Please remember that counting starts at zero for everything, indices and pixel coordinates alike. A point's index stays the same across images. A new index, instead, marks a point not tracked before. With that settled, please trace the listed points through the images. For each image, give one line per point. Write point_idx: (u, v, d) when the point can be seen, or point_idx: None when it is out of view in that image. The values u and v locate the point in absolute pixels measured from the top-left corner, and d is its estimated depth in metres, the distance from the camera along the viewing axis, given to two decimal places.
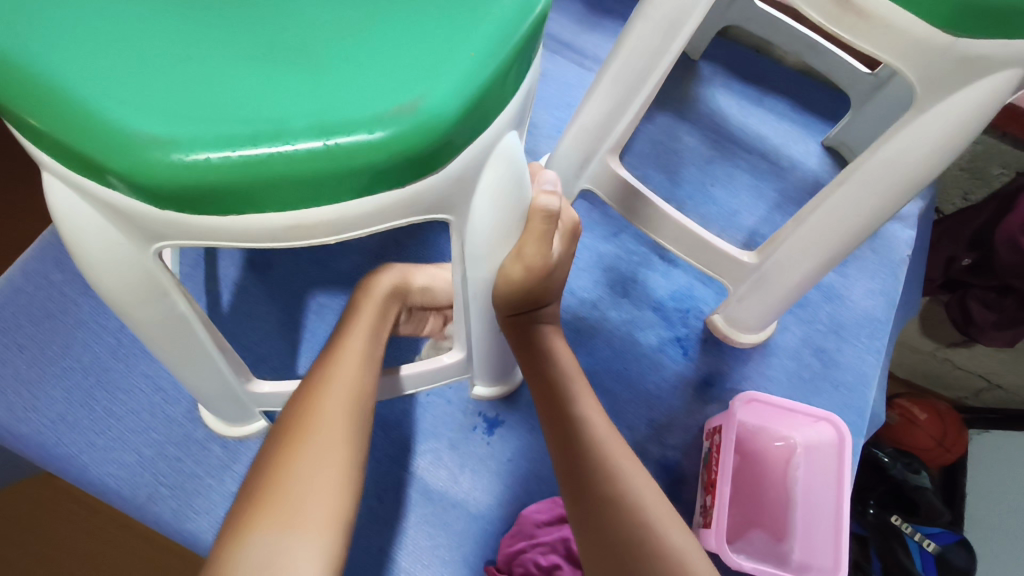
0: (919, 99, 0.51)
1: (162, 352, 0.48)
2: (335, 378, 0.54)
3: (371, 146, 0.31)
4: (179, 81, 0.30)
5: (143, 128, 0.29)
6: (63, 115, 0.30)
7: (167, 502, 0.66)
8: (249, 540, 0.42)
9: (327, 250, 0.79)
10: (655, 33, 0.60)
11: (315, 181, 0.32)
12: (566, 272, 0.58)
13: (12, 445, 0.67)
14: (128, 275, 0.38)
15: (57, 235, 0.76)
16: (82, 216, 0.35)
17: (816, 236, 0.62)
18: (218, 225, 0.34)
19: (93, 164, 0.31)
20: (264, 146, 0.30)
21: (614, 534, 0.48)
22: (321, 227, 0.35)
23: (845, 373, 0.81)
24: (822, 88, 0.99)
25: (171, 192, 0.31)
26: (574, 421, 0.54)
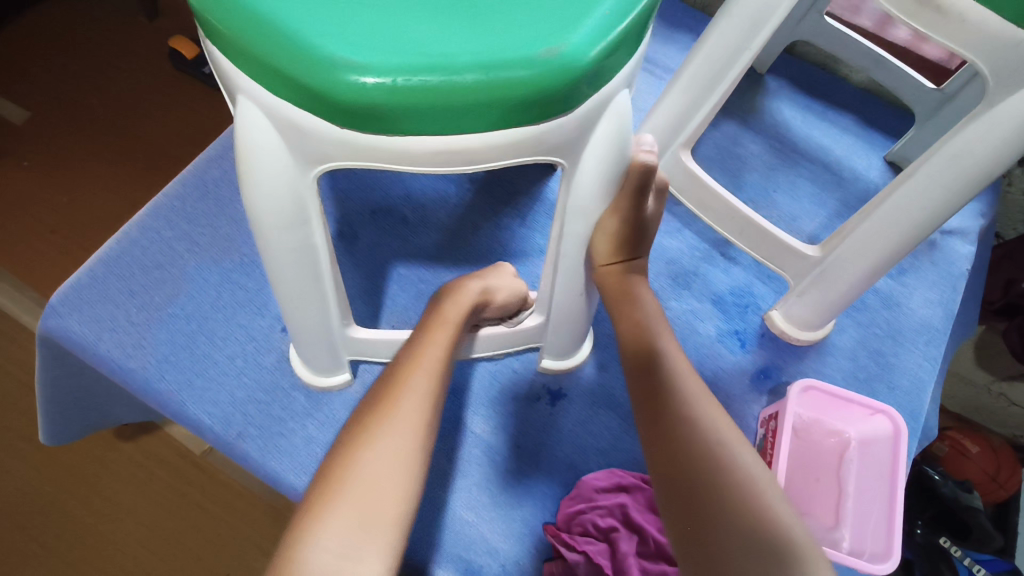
0: (991, 93, 0.55)
1: (284, 285, 0.54)
2: (411, 379, 0.56)
3: (519, 82, 0.39)
4: (373, 21, 0.38)
5: (345, 55, 0.37)
6: (277, 41, 0.37)
7: (254, 441, 0.72)
8: (322, 534, 0.46)
9: (409, 226, 0.86)
10: (738, 30, 0.65)
11: (470, 109, 0.39)
12: (654, 231, 0.65)
13: (121, 378, 0.74)
14: (284, 198, 0.45)
15: (170, 197, 0.84)
16: (263, 137, 0.42)
17: (881, 228, 0.65)
18: (382, 146, 0.42)
19: (294, 83, 0.38)
20: (436, 76, 0.38)
21: (687, 449, 0.52)
22: (465, 153, 0.43)
23: (901, 377, 0.82)
24: (887, 106, 1.02)
25: (355, 109, 0.38)
26: (652, 370, 0.57)
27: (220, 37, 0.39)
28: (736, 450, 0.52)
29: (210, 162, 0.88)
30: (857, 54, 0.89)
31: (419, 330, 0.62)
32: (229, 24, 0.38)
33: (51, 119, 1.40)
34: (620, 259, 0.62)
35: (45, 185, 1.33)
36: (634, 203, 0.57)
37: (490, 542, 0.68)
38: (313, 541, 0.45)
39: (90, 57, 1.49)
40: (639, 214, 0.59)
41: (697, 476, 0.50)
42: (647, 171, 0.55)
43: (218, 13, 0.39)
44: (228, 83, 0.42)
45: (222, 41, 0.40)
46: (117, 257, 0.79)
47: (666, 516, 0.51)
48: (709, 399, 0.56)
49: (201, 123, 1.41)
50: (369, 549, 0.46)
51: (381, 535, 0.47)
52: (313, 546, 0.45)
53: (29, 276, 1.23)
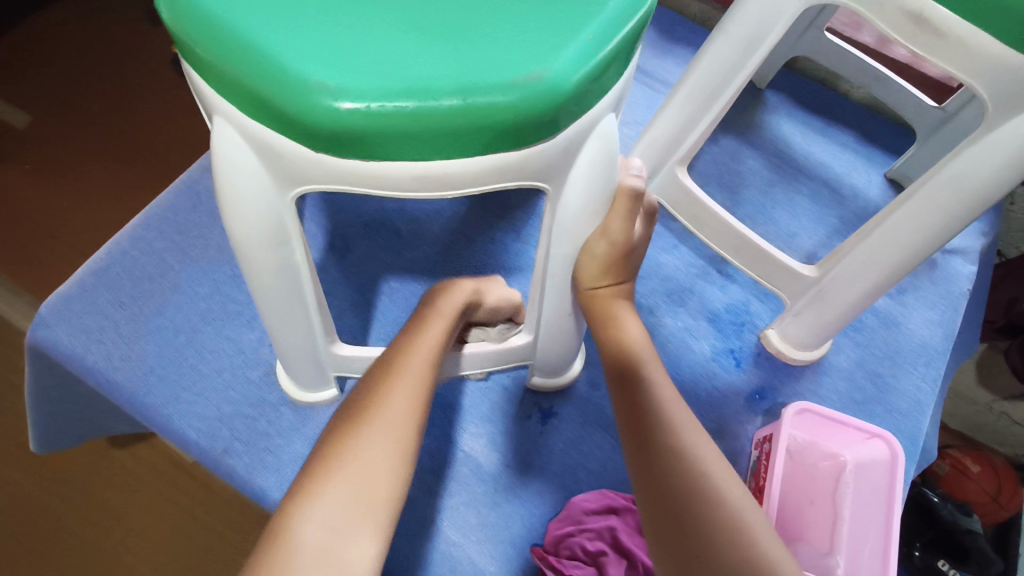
0: (990, 117, 0.54)
1: (266, 303, 0.54)
2: (406, 365, 0.55)
3: (500, 107, 0.38)
4: (352, 44, 0.37)
5: (322, 79, 0.36)
6: (254, 64, 0.37)
7: (240, 457, 0.71)
8: (314, 511, 0.45)
9: (402, 239, 0.85)
10: (733, 49, 0.65)
11: (451, 133, 0.39)
12: (645, 251, 0.64)
13: (107, 391, 0.73)
14: (263, 217, 0.45)
15: (162, 207, 0.84)
16: (241, 157, 0.42)
17: (879, 251, 0.64)
18: (362, 169, 0.41)
19: (270, 107, 0.37)
20: (415, 101, 0.37)
21: (675, 479, 0.50)
22: (446, 177, 0.42)
23: (900, 399, 0.81)
24: (887, 122, 1.01)
25: (332, 134, 0.38)
26: (641, 394, 0.56)
27: (197, 58, 0.39)
28: (723, 479, 0.51)
29: (204, 171, 0.87)
30: (857, 70, 0.88)
31: (412, 322, 0.60)
32: (207, 47, 0.38)
33: (51, 123, 1.40)
34: (610, 280, 0.61)
35: (42, 189, 1.32)
36: (625, 224, 0.56)
37: (476, 565, 0.67)
38: (302, 522, 0.44)
39: (91, 63, 1.49)
40: (631, 236, 0.58)
41: (683, 508, 0.49)
42: (636, 194, 0.54)
43: (194, 35, 0.38)
44: (206, 104, 0.42)
45: (198, 62, 0.39)
46: (106, 268, 0.79)
47: (654, 550, 0.49)
48: (698, 424, 0.55)
49: (200, 129, 1.41)
50: (361, 529, 0.45)
51: (374, 516, 0.46)
52: (303, 524, 0.44)
53: (23, 280, 1.23)
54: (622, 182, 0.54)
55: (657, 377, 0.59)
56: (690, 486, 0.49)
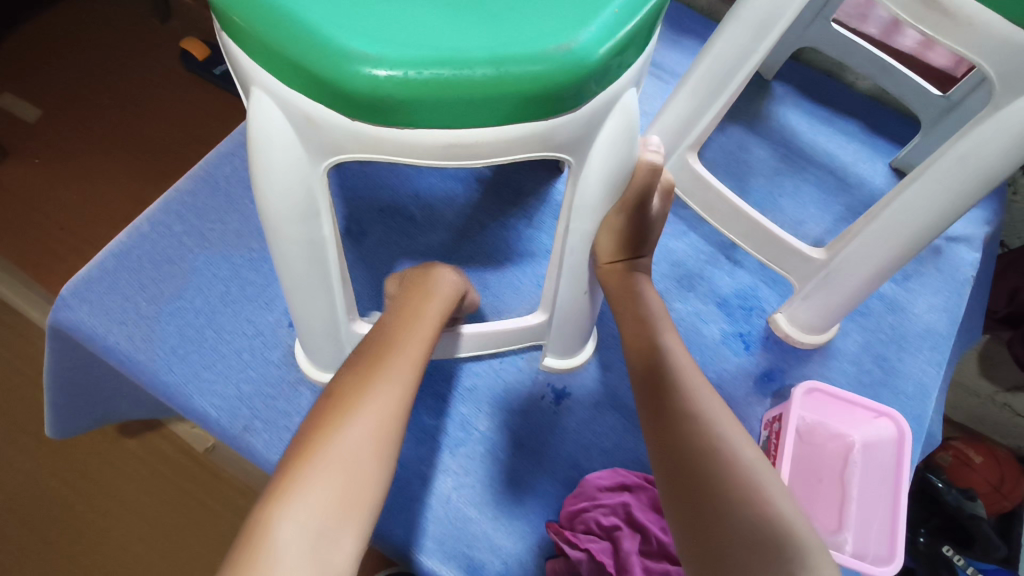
0: (997, 96, 0.56)
1: (292, 277, 0.55)
2: (392, 360, 0.56)
3: (529, 77, 0.39)
4: (387, 16, 0.39)
5: (359, 48, 0.38)
6: (294, 34, 0.38)
7: (260, 435, 0.72)
8: (296, 509, 0.45)
9: (416, 225, 0.86)
10: (745, 34, 0.66)
11: (481, 103, 0.40)
12: (659, 230, 0.65)
13: (129, 370, 0.74)
14: (295, 189, 0.46)
15: (182, 193, 0.85)
16: (276, 128, 0.43)
17: (887, 232, 0.65)
18: (393, 139, 0.43)
19: (308, 75, 0.39)
20: (448, 70, 0.38)
21: (690, 441, 0.52)
22: (474, 147, 0.43)
23: (905, 382, 0.82)
24: (892, 113, 1.03)
25: (368, 102, 0.39)
26: (659, 365, 0.58)
27: (238, 29, 0.40)
28: (738, 443, 0.52)
29: (221, 158, 0.89)
30: (862, 61, 0.90)
31: (402, 314, 0.62)
32: (248, 17, 0.39)
33: (63, 117, 1.42)
34: (624, 257, 0.62)
35: (55, 183, 1.34)
36: (642, 201, 0.57)
37: (492, 540, 0.68)
38: (283, 519, 0.45)
39: (103, 57, 1.50)
40: (646, 212, 0.59)
41: (700, 469, 0.50)
42: (653, 171, 0.56)
43: (236, 7, 0.39)
44: (244, 76, 0.43)
45: (239, 33, 0.40)
46: (127, 251, 0.80)
47: (669, 509, 0.51)
48: (712, 395, 0.57)
49: (211, 124, 1.43)
50: (341, 531, 0.46)
51: (354, 520, 0.47)
52: (284, 521, 0.45)
53: (36, 271, 1.24)
54: (639, 160, 0.56)
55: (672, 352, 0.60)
56: (705, 449, 0.51)
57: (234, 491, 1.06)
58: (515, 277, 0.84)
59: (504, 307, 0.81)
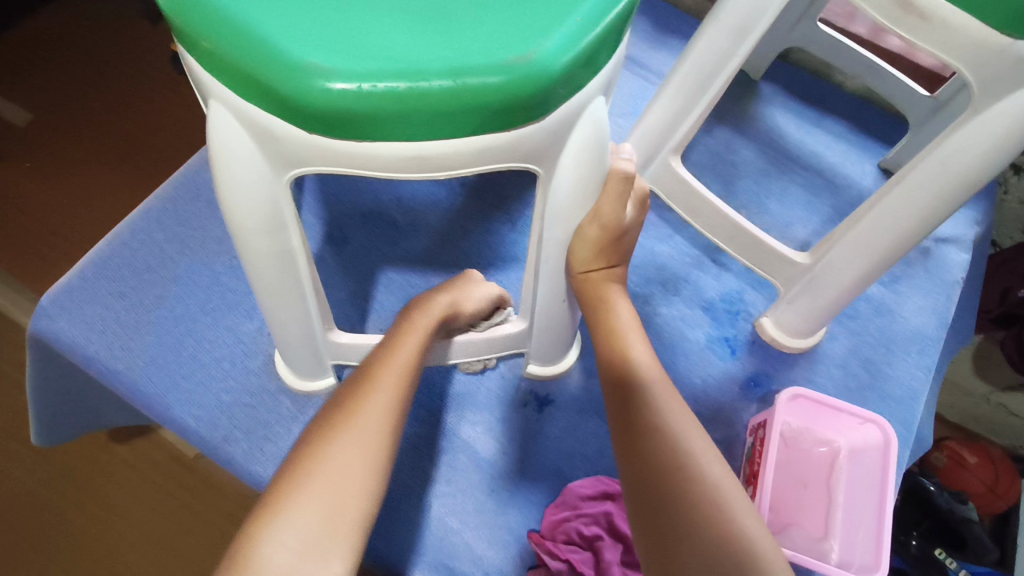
0: (976, 99, 0.55)
1: (264, 290, 0.54)
2: (382, 377, 0.55)
3: (490, 88, 0.39)
4: (342, 28, 0.38)
5: (314, 61, 0.37)
6: (247, 47, 0.37)
7: (240, 445, 0.72)
8: (282, 532, 0.45)
9: (399, 230, 0.85)
10: (724, 37, 0.66)
11: (441, 115, 0.39)
12: (638, 235, 0.65)
13: (107, 380, 0.74)
14: (259, 201, 0.45)
15: (162, 200, 0.84)
16: (236, 140, 0.42)
17: (869, 237, 0.65)
18: (355, 151, 0.42)
19: (263, 88, 0.38)
20: (405, 82, 0.37)
21: (658, 458, 0.51)
22: (438, 158, 0.43)
23: (893, 385, 0.81)
24: (881, 113, 1.02)
25: (325, 115, 0.38)
26: (632, 376, 0.57)
27: (193, 42, 0.39)
28: (709, 455, 0.51)
29: (202, 164, 0.88)
30: (849, 61, 0.89)
31: (392, 332, 0.61)
32: (201, 30, 0.38)
33: (50, 121, 1.41)
34: (602, 264, 0.62)
35: (41, 187, 1.33)
36: (617, 208, 0.57)
37: (474, 550, 0.68)
38: (269, 542, 0.44)
39: (90, 61, 1.49)
40: (623, 219, 0.58)
41: (665, 487, 0.49)
42: (628, 178, 0.55)
43: (189, 19, 0.39)
44: (202, 89, 0.42)
45: (193, 46, 0.40)
46: (106, 259, 0.79)
47: (634, 527, 0.50)
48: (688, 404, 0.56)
49: (199, 126, 1.42)
50: (328, 548, 0.45)
51: (345, 537, 0.46)
52: (270, 543, 0.44)
53: (22, 277, 1.24)
54: (613, 166, 0.55)
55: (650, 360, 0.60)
56: (674, 464, 0.50)
57: (223, 496, 1.06)
58: (498, 282, 0.83)
59: None
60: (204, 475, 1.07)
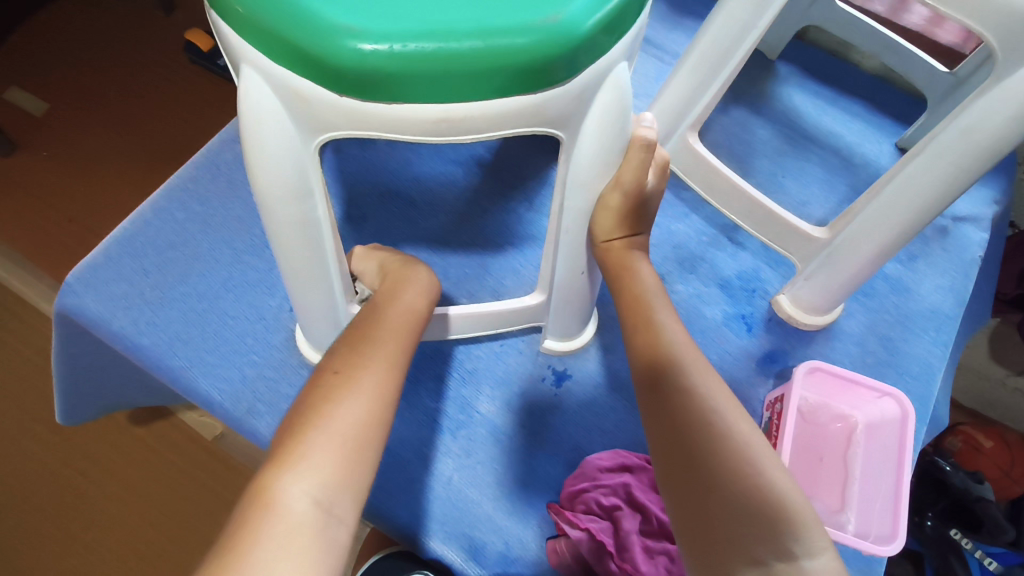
0: (1000, 64, 0.54)
1: (287, 259, 0.55)
2: (384, 339, 0.56)
3: (518, 49, 0.40)
4: None
5: (347, 25, 0.38)
6: (284, 11, 0.39)
7: (263, 418, 0.73)
8: (300, 480, 0.44)
9: (416, 209, 0.86)
10: (745, 8, 0.65)
11: (469, 76, 0.40)
12: (658, 207, 0.65)
13: (133, 354, 0.75)
14: (287, 168, 0.46)
15: (184, 180, 0.85)
16: (266, 106, 0.43)
17: (888, 208, 0.65)
18: (384, 116, 0.43)
19: (298, 52, 0.39)
20: (435, 44, 0.39)
21: (686, 413, 0.52)
22: (466, 122, 0.43)
23: (910, 362, 0.81)
24: (899, 92, 1.01)
25: (355, 77, 0.39)
26: (656, 344, 0.58)
27: (227, 10, 0.41)
28: (734, 418, 0.52)
29: (223, 144, 0.89)
30: (867, 38, 0.88)
31: (383, 298, 0.62)
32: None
33: (68, 108, 1.43)
34: (623, 234, 0.62)
35: (60, 174, 1.35)
36: (640, 177, 0.57)
37: (493, 520, 0.69)
38: (287, 491, 0.44)
39: (108, 49, 1.51)
40: (644, 190, 0.59)
41: (694, 439, 0.50)
42: (649, 145, 0.55)
43: None
44: (233, 54, 0.43)
45: (228, 14, 0.41)
46: (131, 237, 0.81)
47: (662, 480, 0.51)
48: (710, 370, 0.57)
49: (215, 115, 1.44)
50: (348, 496, 0.46)
51: (359, 489, 0.47)
52: (290, 491, 0.43)
53: (43, 262, 1.26)
54: (635, 134, 0.55)
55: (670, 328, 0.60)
56: (703, 417, 0.51)
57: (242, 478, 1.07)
58: (515, 260, 0.84)
59: (504, 290, 0.82)
60: (223, 458, 1.09)
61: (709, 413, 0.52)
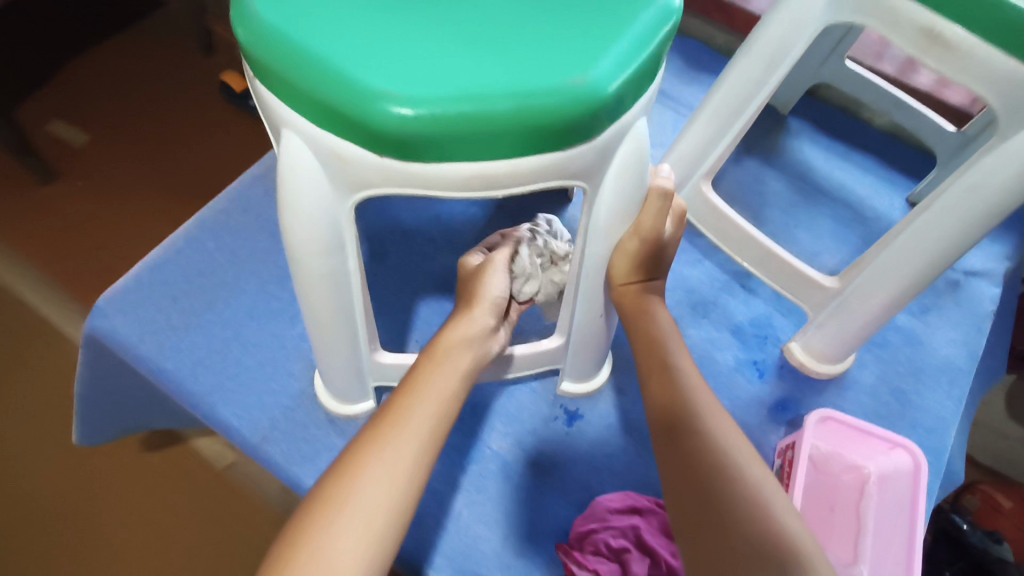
0: (1002, 127, 0.57)
1: (313, 310, 0.58)
2: (391, 442, 0.51)
3: (549, 111, 0.42)
4: (412, 61, 0.42)
5: (388, 91, 0.41)
6: (328, 79, 0.41)
7: (278, 446, 0.74)
8: None
9: (437, 247, 0.89)
10: (757, 67, 0.69)
11: (502, 136, 0.43)
12: (674, 253, 0.67)
13: (156, 378, 0.77)
14: (322, 223, 0.49)
15: (215, 212, 0.89)
16: (305, 166, 0.46)
17: (899, 262, 0.66)
18: (420, 173, 0.45)
19: (338, 115, 0.42)
20: (471, 107, 0.41)
21: (698, 450, 0.53)
22: (496, 178, 0.46)
23: (922, 415, 0.81)
24: (910, 149, 1.04)
25: (396, 139, 0.42)
26: (672, 383, 0.59)
27: (274, 76, 0.43)
28: (744, 458, 0.53)
29: (254, 180, 0.93)
30: (877, 97, 0.91)
31: (411, 378, 0.57)
32: (284, 67, 0.42)
33: (107, 141, 1.49)
34: (639, 278, 0.64)
35: (94, 203, 1.41)
36: (656, 223, 0.59)
37: (501, 559, 0.69)
38: None
39: (148, 87, 1.59)
40: (660, 236, 0.61)
41: (705, 477, 0.52)
42: (666, 194, 0.58)
43: (271, 57, 0.43)
44: (275, 121, 0.46)
45: (274, 81, 0.44)
46: (161, 264, 0.84)
47: (672, 514, 0.53)
48: (721, 413, 0.58)
49: (247, 153, 1.50)
50: None
51: None
52: None
53: (72, 288, 1.30)
54: (652, 184, 0.58)
55: (682, 371, 0.61)
56: (713, 455, 0.53)
57: (251, 508, 1.08)
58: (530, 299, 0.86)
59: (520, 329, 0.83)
60: (234, 487, 1.10)
61: (719, 452, 0.53)
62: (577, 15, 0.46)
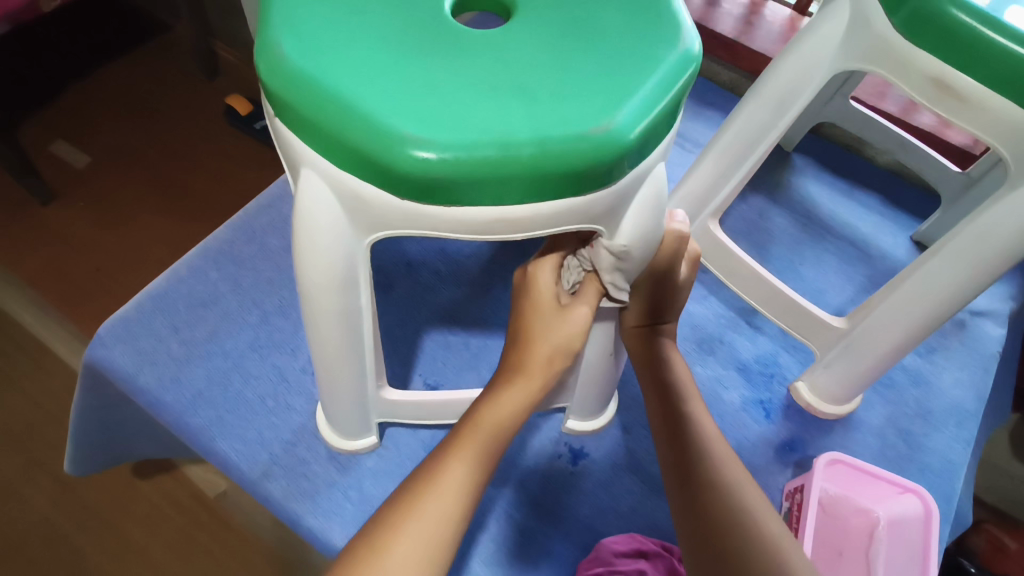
0: (1013, 175, 0.57)
1: (322, 347, 0.57)
2: (396, 545, 0.47)
3: (572, 156, 0.42)
4: (437, 105, 0.42)
5: (414, 135, 0.41)
6: (352, 122, 0.41)
7: (278, 482, 0.73)
8: None
9: (442, 280, 0.89)
10: (765, 109, 0.69)
11: (525, 181, 0.43)
12: (685, 297, 0.67)
13: (155, 410, 0.76)
14: (338, 262, 0.48)
15: (220, 241, 0.89)
16: (324, 205, 0.46)
17: (910, 306, 0.66)
18: (441, 216, 0.45)
19: (361, 157, 0.42)
20: (495, 152, 0.41)
21: (715, 510, 0.52)
22: (517, 222, 0.46)
23: (931, 458, 0.80)
24: (913, 187, 1.05)
25: (419, 182, 0.42)
26: (686, 436, 0.58)
27: (298, 117, 0.43)
28: (763, 515, 0.52)
29: (260, 209, 0.93)
30: (882, 136, 0.92)
31: (429, 464, 0.53)
32: (307, 109, 0.42)
33: (110, 164, 1.49)
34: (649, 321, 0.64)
35: (96, 227, 1.40)
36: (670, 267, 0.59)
37: None
38: None
39: (153, 111, 1.59)
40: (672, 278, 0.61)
41: (723, 537, 0.50)
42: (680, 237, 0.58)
43: (294, 98, 0.43)
44: (295, 159, 0.46)
45: (297, 122, 0.43)
46: (163, 294, 0.83)
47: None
48: (732, 458, 0.57)
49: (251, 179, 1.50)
50: None
51: None
52: None
53: (71, 313, 1.29)
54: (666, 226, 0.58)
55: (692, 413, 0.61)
56: (732, 514, 0.51)
57: (244, 543, 1.05)
58: None
59: None
60: (227, 519, 1.07)
61: (738, 510, 0.52)
62: (600, 61, 0.46)
